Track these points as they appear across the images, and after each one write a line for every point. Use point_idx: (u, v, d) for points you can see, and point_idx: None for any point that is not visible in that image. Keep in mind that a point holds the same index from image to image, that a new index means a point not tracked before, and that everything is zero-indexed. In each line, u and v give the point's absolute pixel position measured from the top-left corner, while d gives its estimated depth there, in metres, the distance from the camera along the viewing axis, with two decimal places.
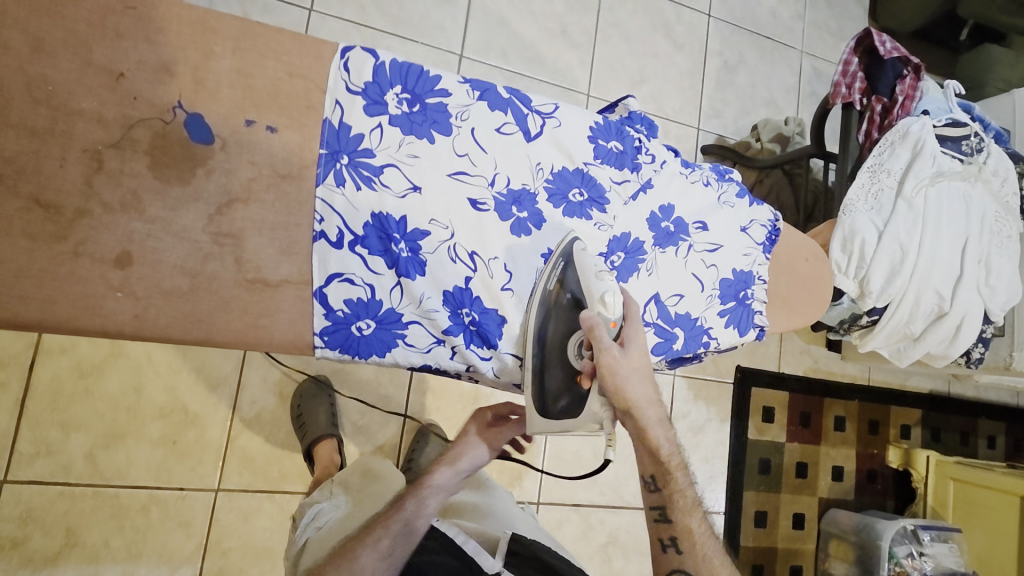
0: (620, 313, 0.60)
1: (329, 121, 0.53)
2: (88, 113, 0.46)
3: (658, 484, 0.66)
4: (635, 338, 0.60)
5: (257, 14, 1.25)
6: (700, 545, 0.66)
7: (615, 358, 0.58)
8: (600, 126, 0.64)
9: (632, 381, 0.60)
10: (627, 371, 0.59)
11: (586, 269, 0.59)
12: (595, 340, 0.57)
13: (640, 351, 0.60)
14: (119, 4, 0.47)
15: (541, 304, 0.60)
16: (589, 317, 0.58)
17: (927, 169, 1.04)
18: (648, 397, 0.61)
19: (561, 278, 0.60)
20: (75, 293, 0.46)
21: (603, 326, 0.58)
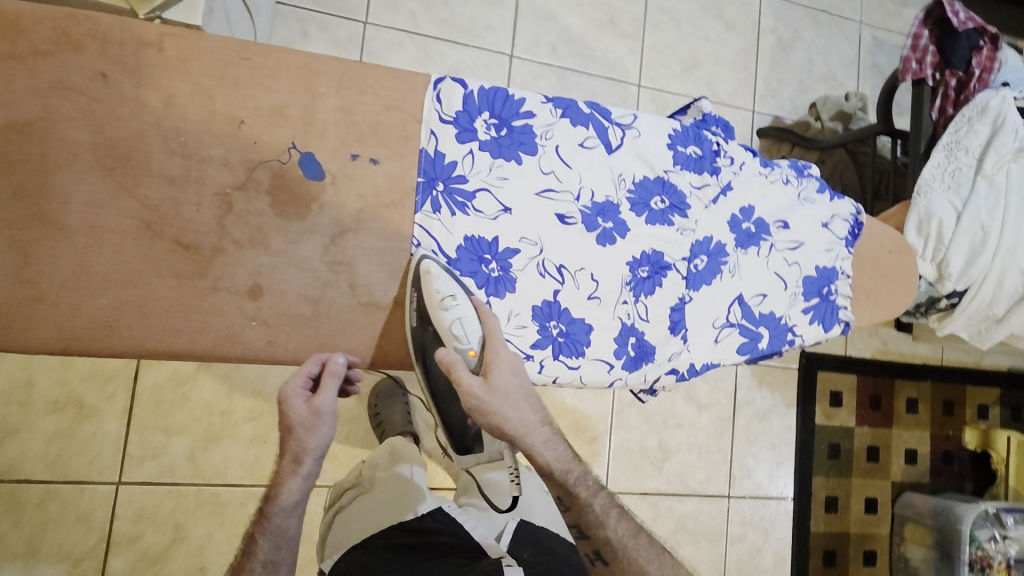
0: (477, 341, 0.56)
1: (426, 150, 0.56)
2: (216, 159, 0.51)
3: (565, 503, 0.64)
4: (499, 364, 0.56)
5: (317, 31, 1.30)
6: (625, 550, 0.64)
7: (479, 392, 0.55)
8: (679, 132, 0.65)
9: (506, 407, 0.57)
10: (497, 402, 0.56)
11: (431, 301, 0.54)
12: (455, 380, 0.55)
13: (508, 375, 0.56)
14: (236, 56, 0.52)
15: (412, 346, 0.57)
16: (445, 358, 0.55)
17: (1010, 145, 1.00)
18: (527, 419, 0.59)
19: (419, 317, 0.56)
20: (217, 324, 0.51)
21: (457, 363, 0.55)
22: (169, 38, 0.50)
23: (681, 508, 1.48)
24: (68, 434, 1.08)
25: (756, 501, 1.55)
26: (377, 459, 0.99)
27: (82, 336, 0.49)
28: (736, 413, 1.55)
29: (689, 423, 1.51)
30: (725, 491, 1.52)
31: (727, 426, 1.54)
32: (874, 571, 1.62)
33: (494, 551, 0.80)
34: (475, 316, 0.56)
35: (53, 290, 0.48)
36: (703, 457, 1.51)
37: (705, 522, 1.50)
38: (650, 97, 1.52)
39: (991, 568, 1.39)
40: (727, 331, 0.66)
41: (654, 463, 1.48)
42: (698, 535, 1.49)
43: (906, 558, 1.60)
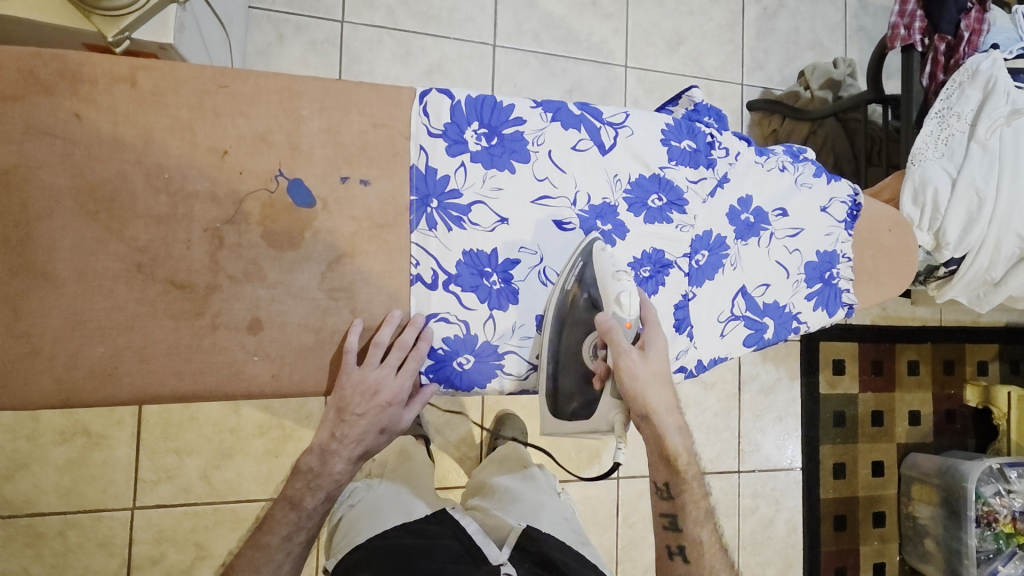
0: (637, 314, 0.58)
1: (416, 166, 0.55)
2: (203, 194, 0.50)
3: (670, 491, 0.67)
4: (653, 342, 0.59)
5: (292, 34, 1.26)
6: (707, 557, 0.67)
7: (635, 362, 0.57)
8: (671, 127, 0.63)
9: (651, 387, 0.59)
10: (646, 375, 0.58)
11: (604, 268, 0.57)
12: (612, 342, 0.56)
13: (659, 354, 0.59)
14: (213, 84, 0.50)
15: (557, 307, 0.58)
16: (606, 320, 0.57)
17: (1002, 108, 0.98)
18: (664, 400, 0.60)
19: (579, 278, 0.58)
20: (220, 362, 0.50)
21: (617, 330, 0.56)
22: (142, 71, 0.48)
23: None
24: (80, 463, 1.07)
25: (767, 473, 1.57)
26: (387, 456, 1.04)
27: (82, 387, 0.48)
28: (741, 389, 1.56)
29: (696, 403, 1.52)
30: (735, 467, 1.54)
31: (734, 402, 1.55)
32: (883, 532, 1.65)
33: (496, 557, 0.75)
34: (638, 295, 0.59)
35: (49, 342, 0.47)
36: (712, 435, 1.53)
37: (716, 498, 1.52)
38: (637, 78, 1.50)
39: (997, 521, 1.43)
40: (732, 325, 0.66)
41: None
42: None
43: (914, 517, 1.62)
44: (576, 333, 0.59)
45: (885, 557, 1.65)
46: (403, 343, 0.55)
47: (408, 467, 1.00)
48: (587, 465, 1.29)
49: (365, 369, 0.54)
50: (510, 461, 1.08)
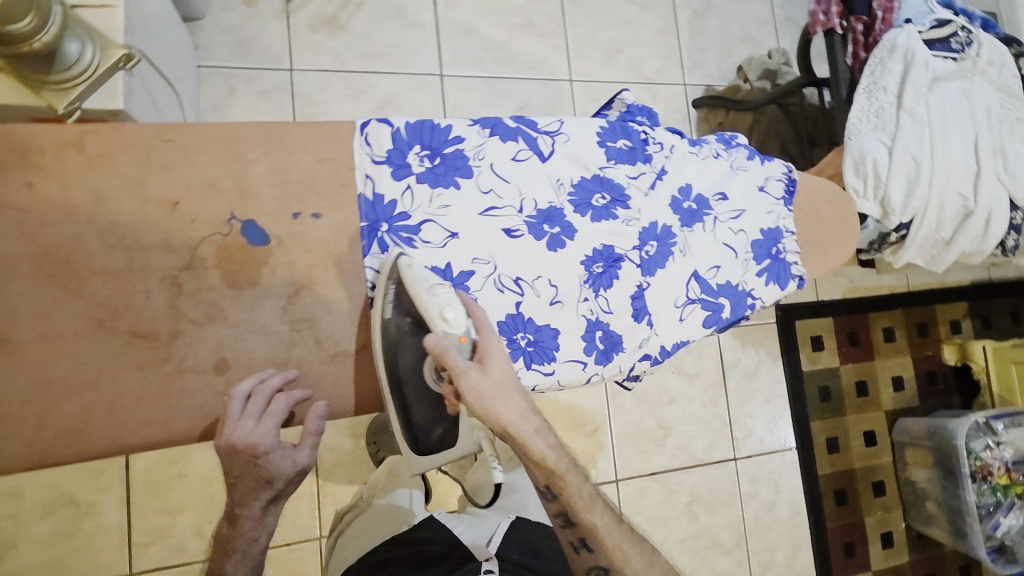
0: (465, 327, 0.54)
1: (364, 195, 0.58)
2: (158, 245, 0.52)
3: (553, 493, 0.63)
4: (491, 350, 0.55)
5: (242, 86, 1.29)
6: (609, 539, 0.64)
7: (473, 380, 0.53)
8: (606, 129, 0.67)
9: (501, 399, 0.54)
10: (491, 392, 0.53)
11: (416, 286, 0.54)
12: (445, 365, 0.52)
13: (502, 362, 0.55)
14: (158, 140, 0.52)
15: (394, 337, 0.55)
16: (433, 342, 0.52)
17: (923, 77, 1.05)
18: (520, 408, 0.55)
19: (397, 304, 0.55)
20: (189, 405, 0.52)
21: (448, 348, 0.52)
22: (89, 135, 0.50)
23: (691, 479, 1.51)
24: (68, 535, 1.05)
25: (762, 456, 1.59)
26: (377, 477, 1.04)
27: (55, 446, 0.49)
28: (726, 376, 1.58)
29: (684, 397, 1.54)
30: (731, 454, 1.56)
31: (720, 390, 1.57)
32: (885, 501, 1.67)
33: (482, 551, 0.82)
34: (462, 305, 0.55)
35: (16, 407, 0.48)
36: (704, 425, 1.54)
37: (717, 488, 1.53)
38: (583, 89, 1.55)
39: (992, 475, 1.45)
40: (690, 308, 0.68)
41: (657, 441, 1.50)
42: (713, 502, 1.52)
43: (912, 482, 1.64)
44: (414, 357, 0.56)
45: (891, 527, 1.66)
46: (262, 391, 0.52)
47: (396, 484, 1.00)
48: None
49: (230, 428, 0.51)
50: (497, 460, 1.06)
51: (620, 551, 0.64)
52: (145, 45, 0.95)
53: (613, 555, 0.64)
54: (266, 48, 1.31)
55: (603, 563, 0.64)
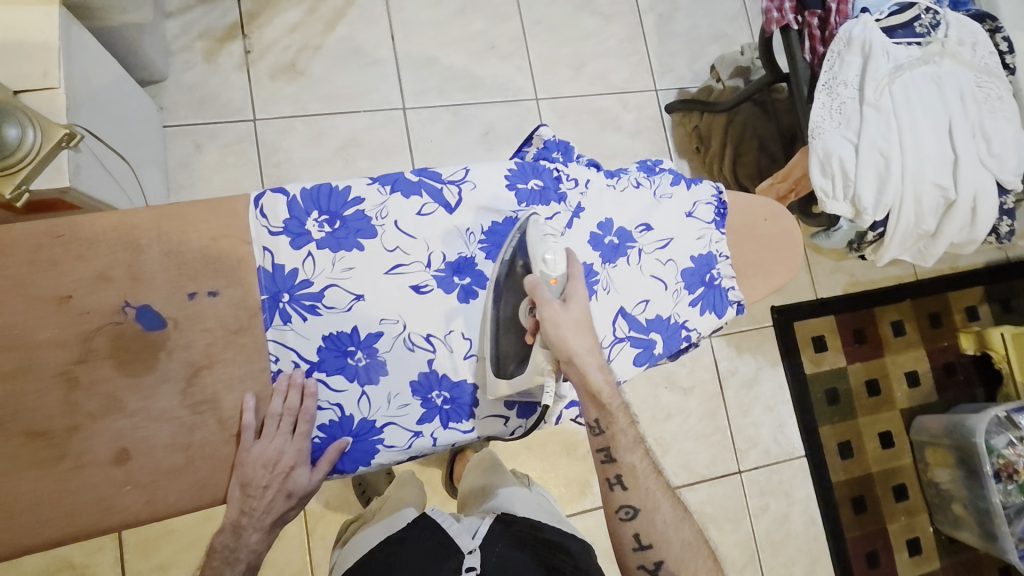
0: (562, 270, 0.60)
1: (263, 267, 0.57)
2: (51, 341, 0.52)
3: (601, 426, 0.70)
4: (577, 294, 0.60)
5: (207, 141, 1.31)
6: (643, 480, 0.70)
7: (557, 311, 0.57)
8: (515, 170, 0.65)
9: (577, 335, 0.58)
10: (568, 325, 0.57)
11: (534, 232, 0.60)
12: (537, 297, 0.58)
13: (583, 306, 0.60)
14: (48, 236, 0.54)
15: (502, 274, 0.61)
16: (531, 279, 0.58)
17: (884, 67, 1.01)
18: (589, 347, 0.59)
19: (516, 247, 0.61)
20: (90, 500, 0.52)
21: (540, 284, 0.58)
22: None
23: (695, 497, 1.45)
24: None
25: (771, 468, 1.52)
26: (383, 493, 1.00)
27: None
28: (723, 387, 1.52)
29: (681, 412, 1.49)
30: (735, 467, 1.50)
31: (719, 402, 1.52)
32: (908, 505, 1.58)
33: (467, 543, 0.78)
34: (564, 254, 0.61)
35: None
36: (705, 439, 1.49)
37: (723, 504, 1.47)
38: (550, 107, 1.53)
39: (1017, 473, 1.36)
40: (618, 347, 0.65)
41: (655, 459, 1.46)
42: (720, 519, 1.46)
43: (936, 484, 1.55)
44: (517, 288, 0.61)
45: (917, 532, 1.58)
46: (293, 407, 0.56)
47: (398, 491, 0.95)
48: (581, 497, 1.33)
49: (262, 442, 0.55)
50: (493, 472, 0.99)
51: (652, 494, 0.70)
52: (92, 119, 0.97)
53: (644, 497, 0.70)
54: (227, 102, 1.34)
55: (634, 503, 0.70)
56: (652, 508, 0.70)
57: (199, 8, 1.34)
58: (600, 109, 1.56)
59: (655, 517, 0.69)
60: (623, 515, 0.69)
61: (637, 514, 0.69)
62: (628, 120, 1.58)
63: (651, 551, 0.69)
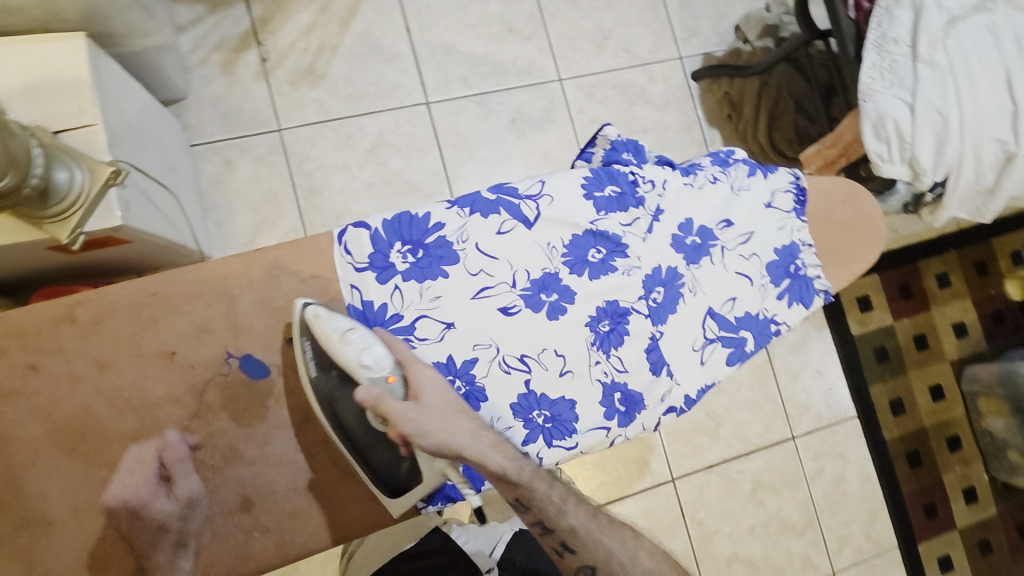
0: (388, 366, 0.61)
1: (353, 304, 0.66)
2: (164, 398, 0.64)
3: (523, 504, 0.66)
4: (423, 384, 0.62)
5: (237, 156, 1.30)
6: (586, 534, 0.68)
7: (409, 415, 0.60)
8: (591, 179, 0.72)
9: (444, 425, 0.61)
10: (434, 420, 0.61)
11: (329, 341, 0.61)
12: (384, 409, 0.59)
13: (437, 392, 0.62)
14: (145, 296, 0.65)
15: (337, 387, 0.64)
16: (366, 393, 0.59)
17: (938, 21, 0.97)
18: (470, 431, 0.62)
19: (319, 361, 0.63)
20: (226, 548, 0.65)
21: (380, 395, 0.59)
22: (80, 308, 0.63)
23: (752, 466, 1.47)
24: None
25: (824, 430, 1.53)
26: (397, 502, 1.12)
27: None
28: (772, 355, 1.52)
29: (732, 384, 1.49)
30: (789, 433, 1.51)
31: (768, 370, 1.51)
32: (963, 455, 1.59)
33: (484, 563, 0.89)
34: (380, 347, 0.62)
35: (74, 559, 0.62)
36: (759, 408, 1.49)
37: (779, 470, 1.48)
38: (575, 86, 1.49)
39: None
40: (710, 348, 0.73)
41: (709, 433, 1.46)
42: (778, 485, 1.48)
43: (989, 432, 1.55)
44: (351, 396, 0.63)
45: (973, 480, 1.59)
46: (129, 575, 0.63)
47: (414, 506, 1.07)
48: (640, 476, 1.39)
49: None
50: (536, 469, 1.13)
51: (601, 545, 0.68)
52: (132, 151, 0.96)
53: (594, 551, 0.68)
54: (252, 113, 1.32)
55: (588, 561, 0.67)
56: (607, 560, 0.68)
57: (211, 19, 1.31)
58: (627, 83, 1.52)
59: (613, 564, 0.68)
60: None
61: (593, 573, 0.67)
62: (656, 92, 1.53)
63: None
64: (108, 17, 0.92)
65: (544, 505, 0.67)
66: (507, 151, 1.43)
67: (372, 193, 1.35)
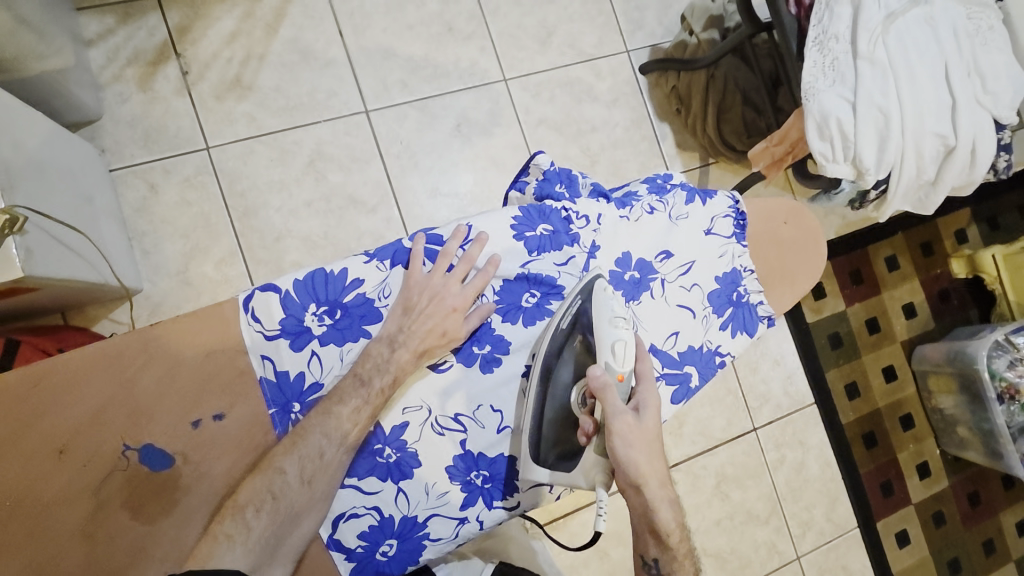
0: (629, 367, 0.70)
1: (267, 377, 0.68)
2: (58, 498, 0.61)
3: (660, 566, 0.70)
4: (647, 400, 0.70)
5: (162, 179, 1.21)
6: None
7: (628, 422, 0.68)
8: (522, 219, 0.75)
9: (643, 450, 0.68)
10: (638, 441, 0.68)
11: (604, 313, 0.71)
12: (609, 399, 0.67)
13: (654, 416, 0.70)
14: (28, 387, 0.61)
15: (557, 347, 0.71)
16: (601, 373, 0.68)
17: (877, 16, 0.95)
18: (655, 468, 0.69)
19: (576, 316, 0.71)
20: None
21: (611, 381, 0.68)
22: None
23: (716, 460, 1.48)
24: None
25: (784, 419, 1.55)
26: None
27: None
28: None
29: None
30: (750, 425, 1.52)
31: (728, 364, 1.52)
32: (916, 432, 1.64)
33: None
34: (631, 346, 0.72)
35: None
36: (720, 402, 1.50)
37: (742, 463, 1.50)
38: (521, 86, 1.44)
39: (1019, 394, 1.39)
40: (654, 386, 0.77)
41: (673, 432, 1.47)
42: (742, 477, 1.50)
43: (940, 409, 1.61)
44: (581, 368, 0.72)
45: (926, 456, 1.64)
46: None
47: None
48: None
49: None
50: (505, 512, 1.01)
51: None
52: (34, 189, 0.88)
53: None
54: (175, 132, 1.23)
55: None
56: None
57: (122, 30, 1.21)
58: (574, 81, 1.48)
59: None
60: None
61: None
62: (604, 89, 1.50)
63: None
64: None
65: None
66: (454, 157, 1.38)
67: (312, 210, 1.29)
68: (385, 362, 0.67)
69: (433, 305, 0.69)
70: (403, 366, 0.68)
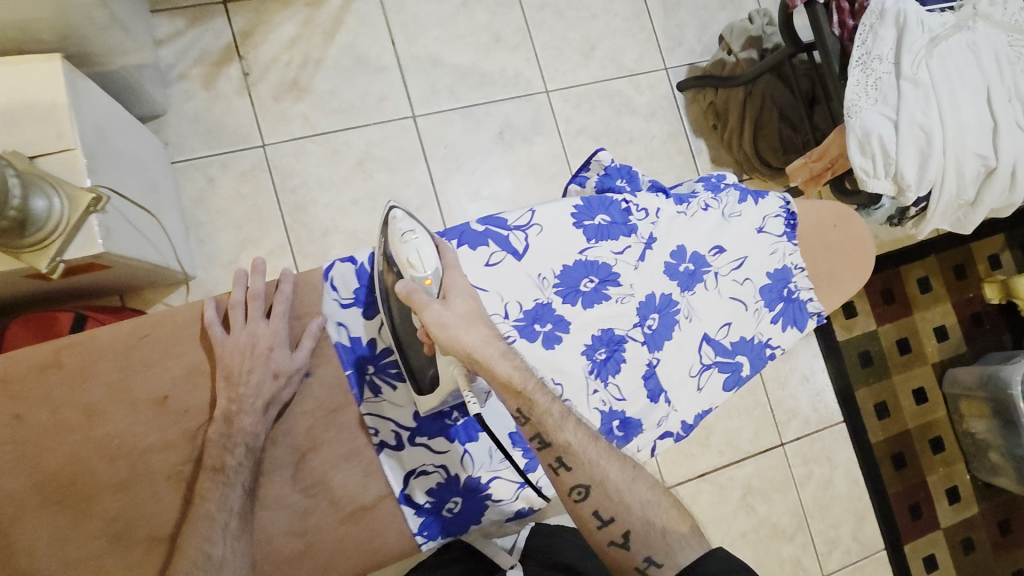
0: (429, 268, 0.67)
1: (341, 342, 0.74)
2: (157, 442, 0.69)
3: (523, 413, 0.68)
4: (455, 288, 0.68)
5: (220, 172, 1.27)
6: (583, 453, 0.68)
7: (438, 312, 0.65)
8: (582, 208, 0.78)
9: (464, 327, 0.66)
10: (454, 324, 0.66)
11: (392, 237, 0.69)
12: (416, 301, 0.65)
13: (465, 298, 0.68)
14: (137, 337, 0.69)
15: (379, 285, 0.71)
16: (404, 285, 0.66)
17: (920, 40, 0.99)
18: (485, 339, 0.67)
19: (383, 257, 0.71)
20: None
21: (412, 287, 0.66)
22: (68, 351, 0.66)
23: (742, 473, 1.48)
24: None
25: (811, 436, 1.55)
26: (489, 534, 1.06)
27: None
28: None
29: None
30: (777, 440, 1.52)
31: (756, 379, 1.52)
32: (945, 456, 1.63)
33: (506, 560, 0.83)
34: (431, 250, 0.69)
35: None
36: (748, 415, 1.51)
37: (769, 477, 1.50)
38: (562, 98, 1.49)
39: None
40: (707, 373, 0.80)
41: (700, 442, 1.47)
42: (768, 491, 1.49)
43: (971, 433, 1.59)
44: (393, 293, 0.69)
45: (955, 480, 1.62)
46: None
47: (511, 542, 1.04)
48: None
49: None
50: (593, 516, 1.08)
51: (598, 467, 0.68)
52: (112, 173, 0.93)
53: (589, 471, 0.68)
54: (235, 128, 1.29)
55: (583, 480, 0.68)
56: (601, 478, 0.68)
57: (191, 32, 1.28)
58: (614, 93, 1.52)
59: (609, 487, 0.68)
60: (577, 496, 0.68)
61: (589, 489, 0.68)
62: (642, 102, 1.54)
63: (615, 525, 0.68)
64: (85, 38, 0.90)
65: (543, 418, 0.68)
66: (496, 163, 1.43)
67: (360, 208, 1.34)
68: (232, 438, 0.68)
69: (247, 358, 0.69)
70: (253, 427, 0.69)
